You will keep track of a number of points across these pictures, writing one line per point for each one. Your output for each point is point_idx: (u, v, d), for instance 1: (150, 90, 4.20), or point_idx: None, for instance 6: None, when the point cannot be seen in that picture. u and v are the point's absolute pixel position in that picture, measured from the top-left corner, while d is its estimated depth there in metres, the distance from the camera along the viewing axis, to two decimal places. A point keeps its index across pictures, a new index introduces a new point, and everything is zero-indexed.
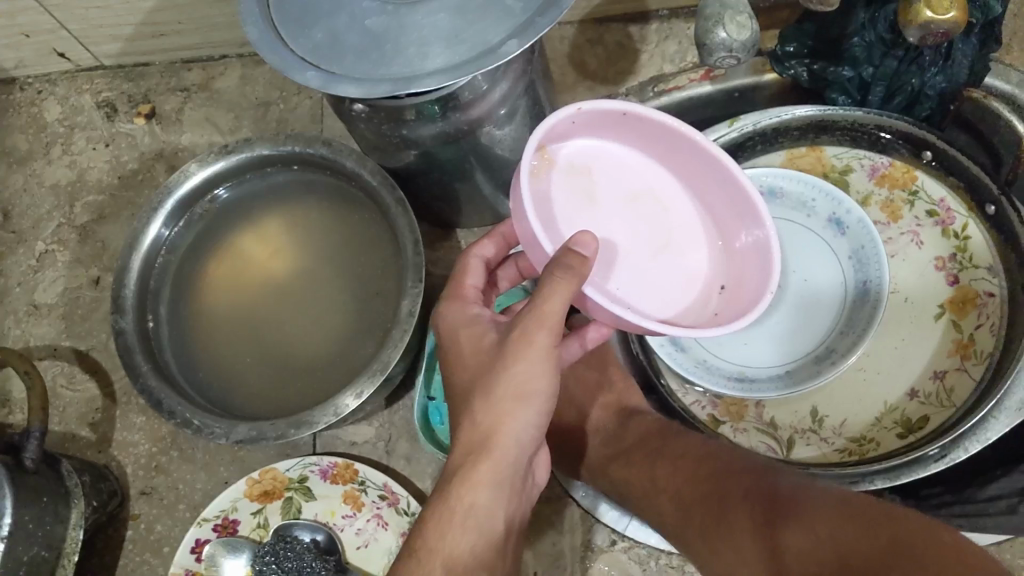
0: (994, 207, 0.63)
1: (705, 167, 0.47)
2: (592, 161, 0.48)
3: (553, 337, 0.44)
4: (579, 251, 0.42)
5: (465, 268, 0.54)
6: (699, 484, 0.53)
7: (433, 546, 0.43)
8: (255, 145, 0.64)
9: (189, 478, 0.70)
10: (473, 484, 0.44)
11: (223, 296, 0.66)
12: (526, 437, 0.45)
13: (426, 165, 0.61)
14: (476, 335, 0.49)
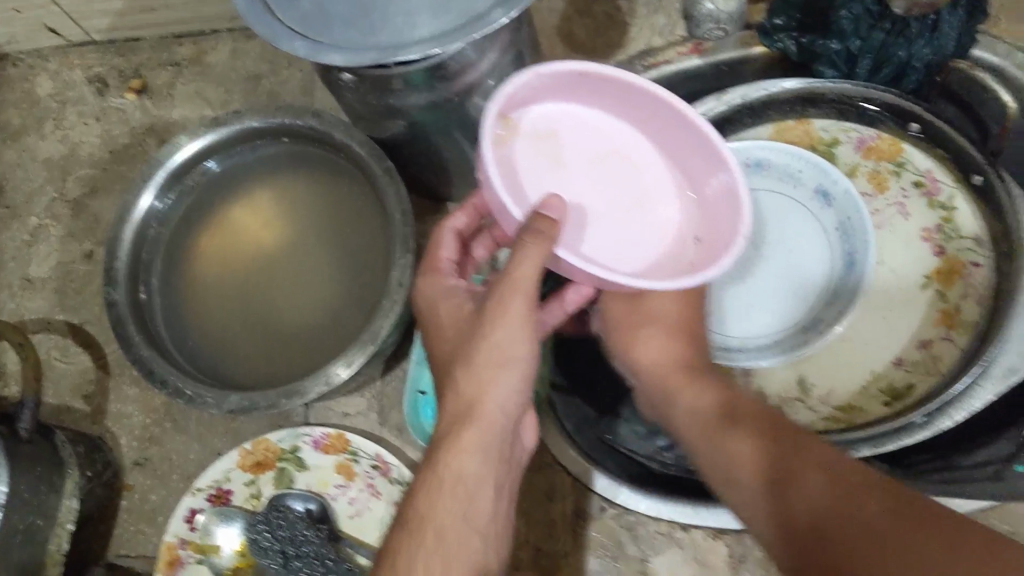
0: (980, 177, 0.63)
1: (669, 122, 0.47)
2: (557, 125, 0.48)
3: (528, 302, 0.44)
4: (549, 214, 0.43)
5: (438, 242, 0.54)
6: (749, 440, 0.47)
7: (424, 513, 0.42)
8: (245, 118, 0.65)
9: (183, 448, 0.71)
10: (460, 449, 0.44)
11: (214, 267, 0.67)
12: (510, 402, 0.45)
13: (413, 134, 0.61)
14: (453, 306, 0.50)
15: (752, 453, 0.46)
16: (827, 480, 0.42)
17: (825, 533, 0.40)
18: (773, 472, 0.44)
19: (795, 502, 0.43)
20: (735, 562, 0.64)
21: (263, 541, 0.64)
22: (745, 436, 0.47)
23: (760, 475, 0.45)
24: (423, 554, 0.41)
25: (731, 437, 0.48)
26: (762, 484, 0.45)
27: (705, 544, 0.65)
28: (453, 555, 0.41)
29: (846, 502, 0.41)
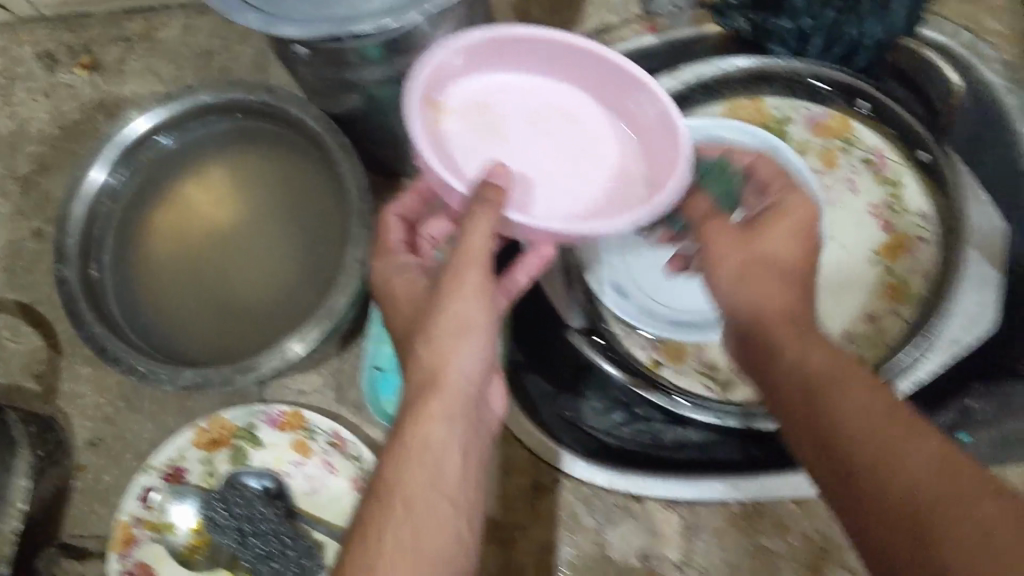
0: (926, 154, 0.66)
1: (588, 67, 0.52)
2: (489, 99, 0.53)
3: (483, 272, 0.45)
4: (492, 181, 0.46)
5: (385, 228, 0.56)
6: (851, 391, 0.42)
7: (392, 482, 0.42)
8: (198, 93, 0.64)
9: (137, 427, 0.70)
10: (426, 416, 0.43)
11: (167, 245, 0.66)
12: (472, 369, 0.45)
13: (369, 108, 0.61)
14: (410, 284, 0.50)
15: (844, 407, 0.41)
16: (920, 449, 0.37)
17: (904, 500, 0.36)
18: (859, 430, 0.40)
19: (877, 463, 0.38)
20: (689, 531, 0.64)
21: (218, 519, 0.64)
22: (848, 391, 0.42)
23: (845, 429, 0.40)
24: (393, 525, 0.40)
25: (830, 390, 0.43)
26: (847, 439, 0.40)
27: (660, 514, 0.65)
28: (423, 523, 0.41)
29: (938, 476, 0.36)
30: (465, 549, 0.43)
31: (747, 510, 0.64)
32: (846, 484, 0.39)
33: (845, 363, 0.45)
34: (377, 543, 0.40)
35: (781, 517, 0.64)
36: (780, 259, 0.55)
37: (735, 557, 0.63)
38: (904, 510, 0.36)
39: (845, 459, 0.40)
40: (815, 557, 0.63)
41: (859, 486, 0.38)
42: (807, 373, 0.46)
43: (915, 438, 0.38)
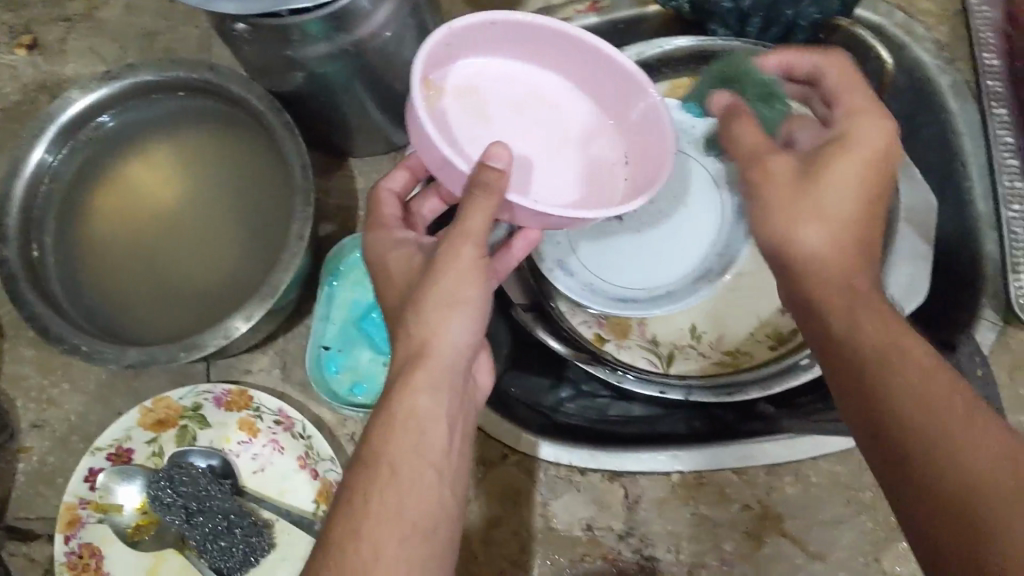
0: None
1: (578, 58, 0.52)
2: (475, 82, 0.53)
3: (478, 249, 0.45)
4: (493, 164, 0.44)
5: (379, 201, 0.56)
6: (905, 376, 0.39)
7: (377, 449, 0.43)
8: (140, 71, 0.63)
9: (82, 409, 0.70)
10: (410, 387, 0.44)
11: (111, 225, 0.65)
12: (462, 342, 0.46)
13: (315, 88, 0.61)
14: (400, 257, 0.50)
15: (895, 394, 0.38)
16: (985, 457, 0.35)
17: (970, 518, 0.34)
18: (916, 423, 0.37)
19: (940, 470, 0.36)
20: (631, 503, 0.65)
21: (165, 498, 0.64)
22: (906, 369, 0.39)
23: (903, 420, 0.38)
24: (377, 491, 0.42)
25: (880, 370, 0.40)
26: (903, 435, 0.38)
27: (603, 486, 0.66)
28: (408, 489, 0.42)
29: (1006, 494, 0.34)
30: (450, 512, 0.44)
31: (687, 479, 0.65)
32: (903, 480, 0.37)
33: (887, 326, 0.41)
34: (364, 508, 0.41)
35: (721, 486, 0.65)
36: (847, 214, 0.46)
37: (677, 526, 0.65)
38: (971, 527, 0.34)
39: (902, 457, 0.38)
40: (755, 525, 0.64)
41: (919, 489, 0.37)
42: (849, 340, 0.42)
43: (978, 441, 0.36)
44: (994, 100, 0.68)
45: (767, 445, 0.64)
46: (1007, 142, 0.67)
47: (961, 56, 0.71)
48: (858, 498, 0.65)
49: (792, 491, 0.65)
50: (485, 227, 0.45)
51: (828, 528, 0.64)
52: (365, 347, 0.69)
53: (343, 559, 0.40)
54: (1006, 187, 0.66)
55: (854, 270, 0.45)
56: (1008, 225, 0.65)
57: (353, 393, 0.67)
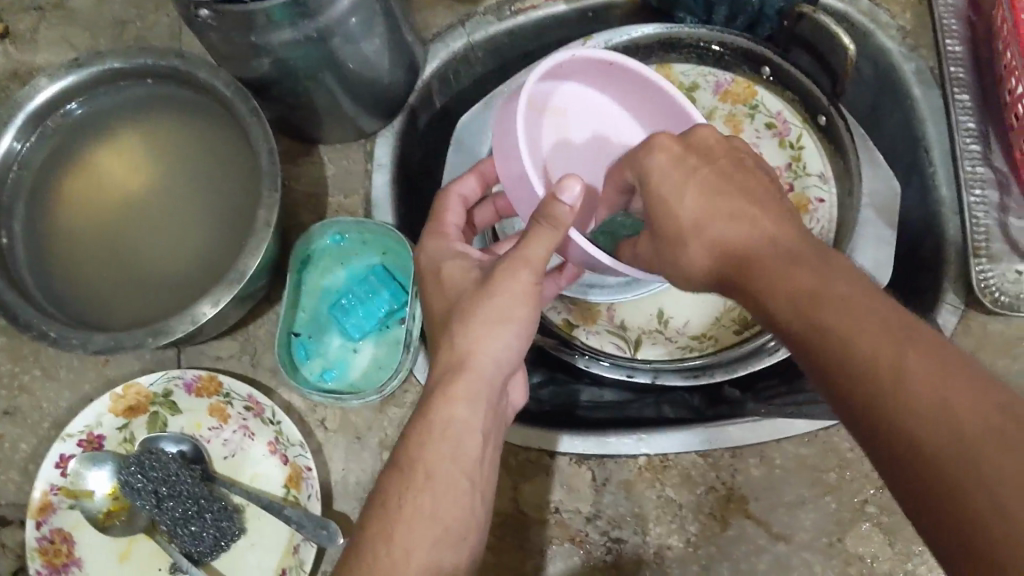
0: (825, 118, 0.70)
1: (662, 114, 0.65)
2: (567, 105, 0.65)
3: (534, 276, 0.50)
4: (564, 200, 0.49)
5: (445, 205, 0.61)
6: (857, 335, 0.37)
7: (413, 454, 0.47)
8: (107, 59, 0.63)
9: (53, 396, 0.70)
10: (449, 398, 0.49)
11: (80, 213, 0.66)
12: (503, 357, 0.50)
13: (279, 75, 0.61)
14: (457, 267, 0.54)
15: (846, 347, 0.37)
16: (947, 388, 0.34)
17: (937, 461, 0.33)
18: (885, 370, 0.36)
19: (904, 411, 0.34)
20: (598, 485, 0.66)
21: (135, 483, 0.65)
22: (856, 326, 0.38)
23: (861, 368, 0.36)
24: (412, 494, 0.46)
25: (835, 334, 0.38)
26: (867, 396, 0.36)
27: (571, 470, 0.66)
28: (441, 495, 0.46)
29: (979, 430, 0.32)
30: (477, 519, 0.48)
31: (653, 462, 0.66)
32: (872, 432, 0.36)
33: (829, 288, 0.40)
34: (398, 513, 0.46)
35: (686, 469, 0.66)
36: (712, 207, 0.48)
37: (643, 508, 0.65)
38: (935, 468, 0.33)
39: (867, 404, 0.36)
40: (719, 506, 0.65)
41: (888, 437, 0.35)
42: (802, 312, 0.40)
43: (936, 372, 0.34)
44: (957, 86, 0.68)
45: (732, 428, 0.66)
46: (968, 128, 0.67)
47: (924, 42, 0.71)
48: (821, 479, 0.65)
49: (757, 472, 0.66)
50: (545, 256, 0.50)
51: (792, 510, 0.65)
52: (336, 333, 0.70)
53: (375, 561, 0.44)
54: (967, 172, 0.66)
55: (792, 251, 0.44)
56: (969, 209, 0.66)
57: (324, 379, 0.68)
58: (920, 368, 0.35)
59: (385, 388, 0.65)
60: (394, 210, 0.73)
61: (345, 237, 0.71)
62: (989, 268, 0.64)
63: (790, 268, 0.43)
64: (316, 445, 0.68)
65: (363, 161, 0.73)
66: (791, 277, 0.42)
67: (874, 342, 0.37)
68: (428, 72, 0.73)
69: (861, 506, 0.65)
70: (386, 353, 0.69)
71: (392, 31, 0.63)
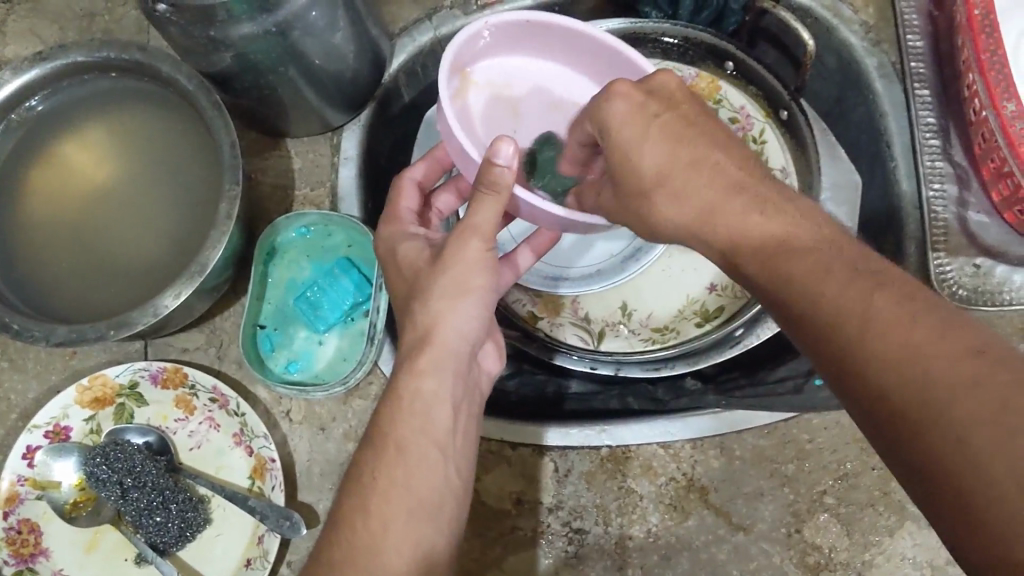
0: (787, 113, 0.71)
1: (609, 65, 0.59)
2: (511, 77, 0.62)
3: (483, 243, 0.50)
4: (498, 161, 0.48)
5: (400, 193, 0.61)
6: (847, 310, 0.36)
7: (386, 429, 0.47)
8: (70, 51, 0.63)
9: (20, 387, 0.71)
10: (416, 371, 0.49)
11: (46, 206, 0.66)
12: (465, 329, 0.50)
13: (240, 70, 0.60)
14: (410, 250, 0.54)
15: (824, 304, 0.37)
16: (915, 333, 0.34)
17: (911, 418, 0.33)
18: (872, 349, 0.35)
19: (872, 358, 0.35)
20: (560, 476, 0.66)
21: (100, 474, 0.64)
22: (842, 301, 0.37)
23: (839, 337, 0.36)
24: (385, 466, 0.46)
25: (804, 287, 0.38)
26: (859, 374, 0.35)
27: (534, 460, 0.67)
28: (413, 467, 0.46)
29: (961, 412, 0.31)
30: (452, 489, 0.48)
31: (615, 453, 0.67)
32: (841, 377, 0.36)
33: (796, 248, 0.40)
34: (372, 486, 0.45)
35: (648, 460, 0.67)
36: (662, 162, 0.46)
37: (604, 499, 0.66)
38: (917, 441, 0.32)
39: (836, 348, 0.36)
40: (681, 497, 0.66)
41: (861, 390, 0.35)
42: (772, 273, 0.41)
43: (905, 323, 0.34)
44: (918, 81, 0.69)
45: (692, 417, 0.67)
46: (929, 123, 0.68)
47: (886, 37, 0.71)
48: (780, 470, 0.66)
49: (717, 464, 0.66)
50: (493, 223, 0.50)
51: (751, 501, 0.66)
52: (301, 325, 0.70)
53: (353, 537, 0.44)
54: (927, 166, 0.67)
55: (754, 204, 0.43)
56: (928, 204, 0.67)
57: (289, 371, 0.69)
58: (902, 345, 0.34)
59: (349, 378, 0.66)
60: (360, 202, 0.73)
61: (311, 229, 0.72)
62: (946, 262, 0.66)
63: (771, 236, 0.42)
64: (281, 437, 0.69)
65: (330, 154, 0.74)
66: (775, 253, 0.41)
67: (862, 317, 0.35)
68: (395, 65, 0.74)
69: (820, 497, 0.66)
70: (349, 346, 0.70)
71: (354, 23, 0.64)
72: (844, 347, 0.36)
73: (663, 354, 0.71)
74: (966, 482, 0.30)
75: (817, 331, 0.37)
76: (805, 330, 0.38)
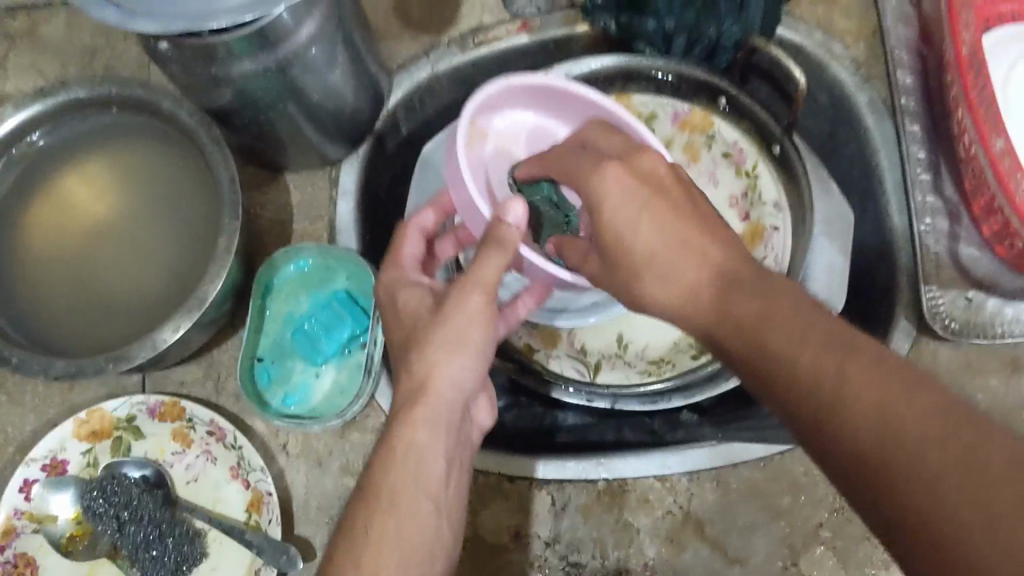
0: (779, 147, 0.73)
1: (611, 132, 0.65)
2: (516, 134, 0.66)
3: (485, 297, 0.51)
4: (508, 220, 0.52)
5: (404, 239, 0.59)
6: (820, 375, 0.37)
7: (381, 479, 0.47)
8: (72, 88, 0.64)
9: (18, 420, 0.71)
10: (411, 423, 0.49)
11: (47, 239, 0.66)
12: (460, 379, 0.51)
13: (240, 106, 0.61)
14: (413, 296, 0.55)
15: (799, 370, 0.38)
16: (885, 393, 0.35)
17: (890, 479, 0.34)
18: (847, 412, 0.36)
19: (850, 417, 0.36)
20: (557, 510, 0.67)
21: (97, 508, 0.65)
22: (816, 365, 0.38)
23: (815, 402, 0.37)
24: (379, 516, 0.46)
25: (781, 353, 0.40)
26: (838, 436, 0.36)
27: (531, 494, 0.67)
28: (403, 513, 0.47)
29: (934, 471, 0.32)
30: (440, 545, 0.48)
31: (611, 486, 0.67)
32: (821, 439, 0.37)
33: (775, 310, 0.41)
34: (365, 538, 0.45)
35: (644, 493, 0.67)
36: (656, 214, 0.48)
37: (600, 533, 0.66)
38: (897, 501, 0.33)
39: (813, 411, 0.37)
40: (676, 530, 0.66)
41: (841, 453, 0.36)
42: (750, 338, 0.42)
43: (875, 385, 0.36)
44: (907, 117, 0.71)
45: (688, 451, 0.67)
46: (920, 158, 0.70)
47: (876, 74, 0.73)
48: (774, 503, 0.66)
49: (712, 497, 0.67)
50: (496, 278, 0.51)
51: (746, 533, 0.66)
52: (299, 357, 0.71)
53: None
54: (919, 201, 0.69)
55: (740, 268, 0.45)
56: (920, 238, 0.68)
57: (286, 404, 0.69)
58: (875, 409, 0.35)
59: (346, 412, 0.66)
60: (357, 236, 0.74)
61: (309, 262, 0.72)
62: (938, 294, 0.67)
63: (752, 296, 0.43)
64: (278, 470, 0.69)
65: (328, 189, 0.74)
66: (752, 317, 0.42)
67: (836, 381, 0.37)
68: (394, 101, 0.75)
69: (815, 530, 0.66)
70: (347, 378, 0.70)
71: (352, 60, 0.64)
72: (819, 410, 0.37)
73: (658, 387, 0.72)
74: (943, 538, 0.32)
75: (794, 396, 0.39)
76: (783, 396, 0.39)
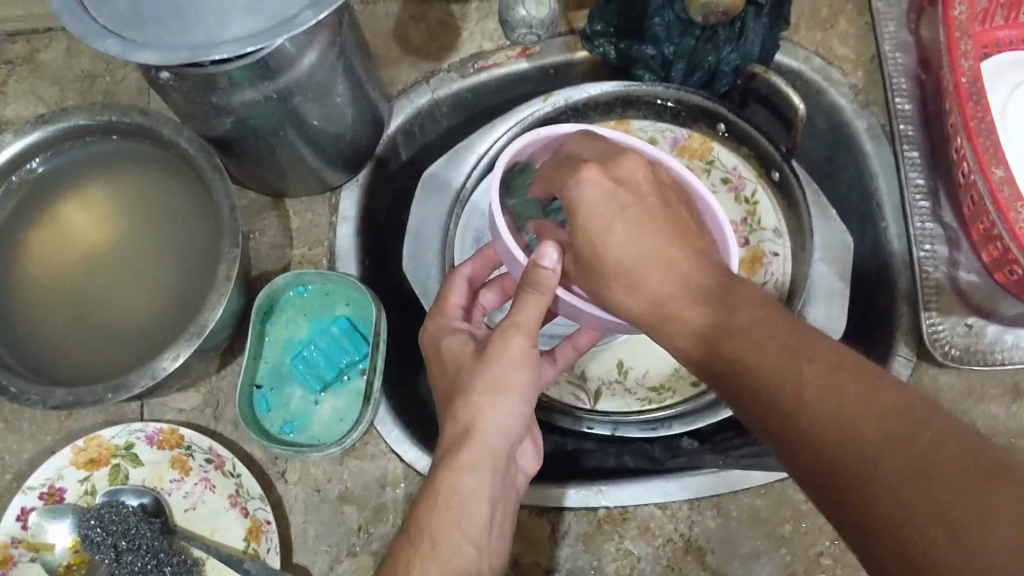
0: (779, 173, 0.73)
1: None
2: None
3: (527, 341, 0.51)
4: (544, 263, 0.49)
5: (450, 288, 0.61)
6: (784, 378, 0.38)
7: (423, 522, 0.47)
8: (73, 115, 0.64)
9: (14, 447, 0.70)
10: (456, 468, 0.49)
11: (45, 266, 0.66)
12: (506, 425, 0.50)
13: (241, 134, 0.61)
14: (457, 344, 0.55)
15: (763, 374, 0.39)
16: (849, 397, 0.36)
17: (852, 479, 0.34)
18: (812, 417, 0.37)
19: (814, 421, 0.36)
20: (559, 538, 0.66)
21: (94, 537, 0.64)
22: (778, 371, 0.39)
23: (780, 407, 0.38)
24: (419, 560, 0.46)
25: (741, 356, 0.41)
26: (802, 438, 0.37)
27: (534, 523, 0.67)
28: (441, 559, 0.46)
29: (893, 469, 0.33)
30: None
31: (612, 515, 0.67)
32: (809, 471, 0.37)
33: (738, 317, 0.42)
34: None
35: (645, 521, 0.66)
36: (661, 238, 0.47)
37: (602, 562, 0.66)
38: (858, 499, 0.34)
39: (778, 415, 0.38)
40: (678, 558, 0.66)
41: (804, 454, 0.37)
42: (712, 346, 0.43)
43: (838, 390, 0.36)
44: (906, 143, 0.71)
45: (689, 477, 0.67)
46: (918, 185, 0.70)
47: (874, 100, 0.73)
48: (776, 532, 0.66)
49: (714, 525, 0.66)
50: (536, 320, 0.50)
51: (748, 562, 0.66)
52: (297, 384, 0.70)
53: None
54: (918, 228, 0.69)
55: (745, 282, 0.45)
56: (920, 264, 0.68)
57: (285, 431, 0.69)
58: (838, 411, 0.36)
59: (345, 440, 0.66)
60: (357, 261, 0.74)
61: (309, 288, 0.72)
62: (938, 321, 0.67)
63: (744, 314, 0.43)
64: (276, 498, 0.69)
65: (328, 215, 0.74)
66: (723, 320, 0.43)
67: (801, 386, 0.38)
68: (394, 127, 0.75)
69: (817, 557, 0.66)
70: (346, 406, 0.70)
71: (351, 87, 0.64)
72: (784, 413, 0.38)
73: (659, 414, 0.72)
74: (901, 532, 0.32)
75: (757, 399, 0.39)
76: (747, 398, 0.40)
